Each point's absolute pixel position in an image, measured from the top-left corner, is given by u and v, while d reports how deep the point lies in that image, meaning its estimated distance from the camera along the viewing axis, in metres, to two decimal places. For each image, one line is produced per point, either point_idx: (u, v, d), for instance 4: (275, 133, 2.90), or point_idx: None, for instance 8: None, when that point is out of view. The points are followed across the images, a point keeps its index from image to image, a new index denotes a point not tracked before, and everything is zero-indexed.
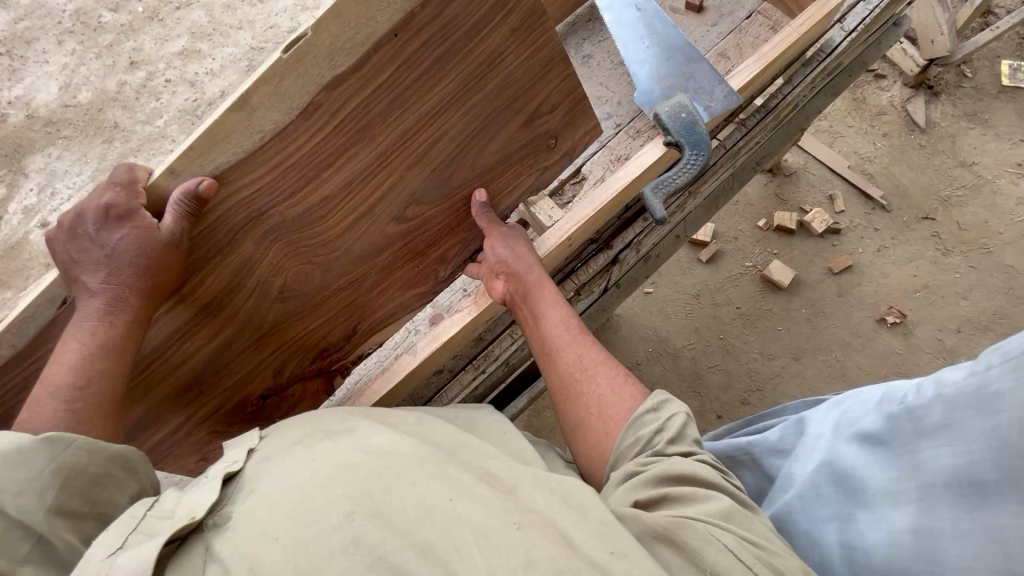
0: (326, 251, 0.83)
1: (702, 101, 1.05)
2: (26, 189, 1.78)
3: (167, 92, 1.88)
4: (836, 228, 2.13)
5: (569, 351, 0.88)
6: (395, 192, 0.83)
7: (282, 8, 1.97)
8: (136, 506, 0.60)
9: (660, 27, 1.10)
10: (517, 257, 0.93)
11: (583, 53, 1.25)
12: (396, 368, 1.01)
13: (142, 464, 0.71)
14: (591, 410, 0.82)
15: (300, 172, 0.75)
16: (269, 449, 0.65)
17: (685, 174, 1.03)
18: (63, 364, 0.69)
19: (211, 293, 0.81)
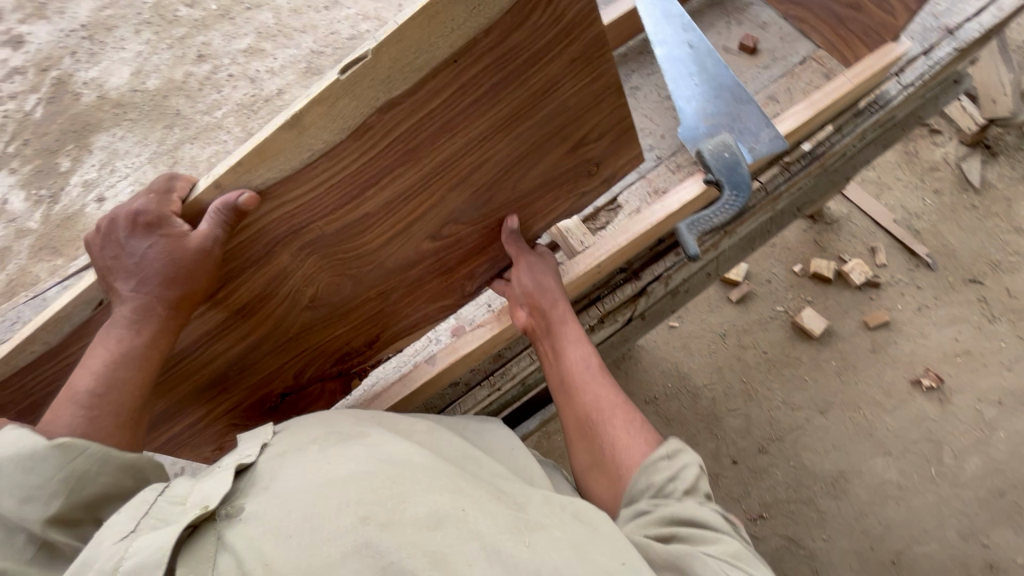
0: (358, 265, 0.85)
1: (746, 143, 1.05)
2: (89, 164, 1.89)
3: (228, 85, 1.97)
4: (875, 282, 2.06)
5: (586, 387, 0.87)
6: (431, 214, 0.84)
7: (345, 16, 2.05)
8: (149, 490, 0.62)
9: (711, 66, 1.10)
10: (542, 288, 0.94)
11: (631, 84, 1.26)
12: (414, 376, 1.02)
13: (152, 472, 0.76)
14: (602, 448, 0.82)
15: (342, 193, 0.76)
16: (280, 447, 0.66)
17: (722, 214, 1.03)
18: (91, 370, 0.72)
19: (245, 299, 0.83)
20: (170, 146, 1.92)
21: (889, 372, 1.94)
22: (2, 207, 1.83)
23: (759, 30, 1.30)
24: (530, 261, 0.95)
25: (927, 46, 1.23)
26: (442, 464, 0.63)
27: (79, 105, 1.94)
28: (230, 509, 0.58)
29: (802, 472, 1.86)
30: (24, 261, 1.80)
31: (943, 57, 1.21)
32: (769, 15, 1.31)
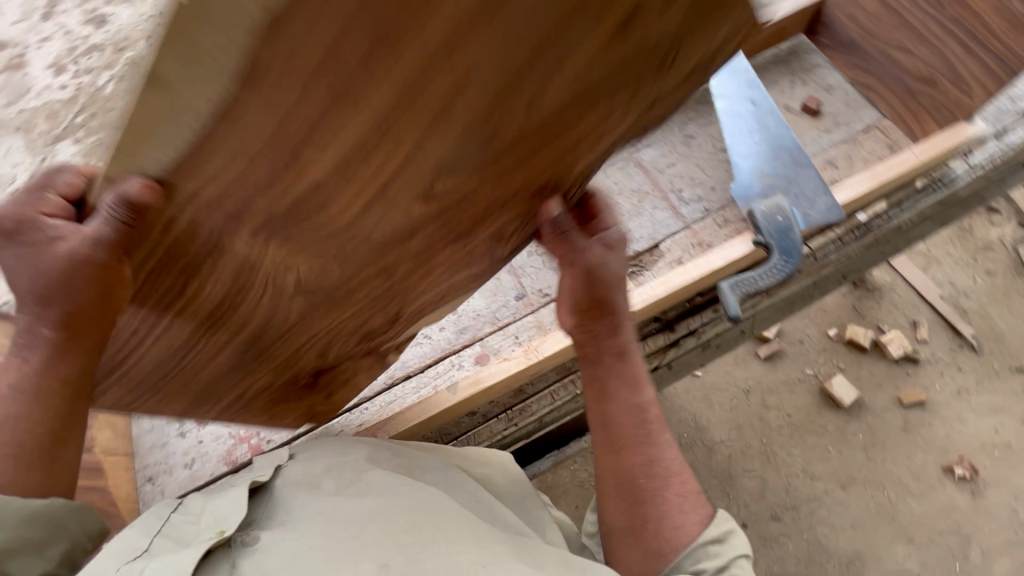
0: (346, 249, 0.60)
1: (801, 208, 1.03)
2: None
3: None
4: (913, 358, 1.97)
5: (638, 438, 0.82)
6: (440, 192, 0.53)
7: None
8: (162, 505, 0.62)
9: (773, 126, 1.10)
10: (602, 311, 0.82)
11: (686, 130, 1.24)
12: (433, 402, 1.02)
13: (74, 517, 0.64)
14: (646, 509, 0.80)
15: (269, 177, 0.44)
16: (295, 471, 0.66)
17: (769, 278, 0.99)
18: None
19: (212, 301, 0.63)
20: None
21: (921, 455, 1.85)
22: None
23: (824, 93, 1.27)
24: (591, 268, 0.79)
25: (999, 128, 1.19)
26: (463, 512, 0.62)
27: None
28: (253, 534, 0.57)
29: (815, 547, 1.77)
30: None
31: (1016, 142, 1.17)
32: (836, 79, 1.28)
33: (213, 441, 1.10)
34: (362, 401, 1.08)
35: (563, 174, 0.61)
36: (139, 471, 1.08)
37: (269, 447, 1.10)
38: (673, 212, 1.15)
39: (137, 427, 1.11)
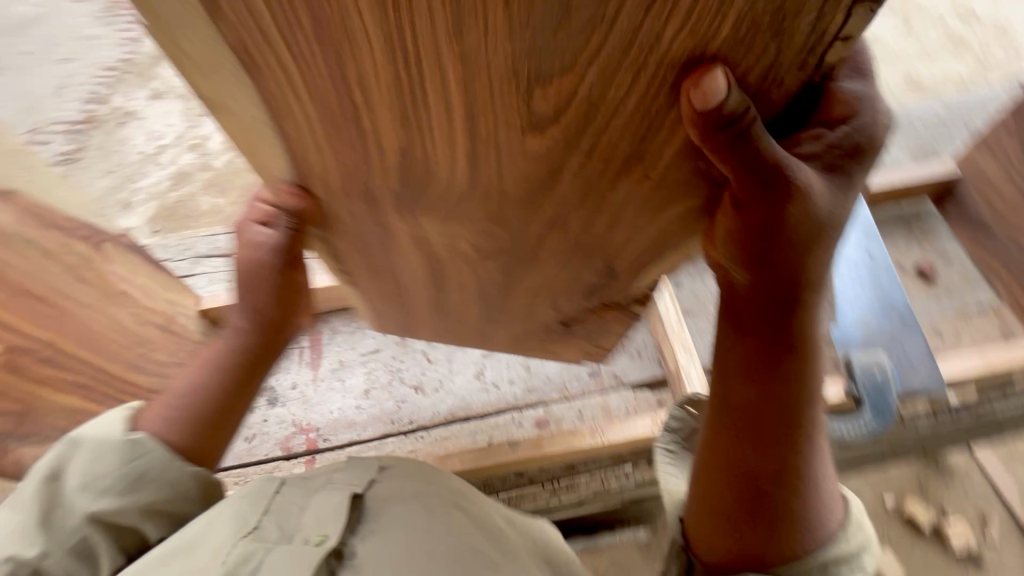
0: (513, 181, 0.50)
1: (901, 372, 1.02)
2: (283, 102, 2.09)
3: None
4: (976, 558, 1.39)
5: (791, 440, 0.59)
6: (602, 126, 0.42)
7: None
8: (271, 485, 0.68)
9: (886, 283, 1.10)
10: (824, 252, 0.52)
11: None
12: (493, 451, 1.06)
13: (205, 491, 0.72)
14: (765, 511, 0.62)
15: (359, 144, 0.48)
16: (393, 487, 0.69)
17: (854, 433, 0.97)
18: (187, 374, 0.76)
19: (405, 261, 0.70)
20: None
21: None
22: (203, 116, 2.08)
23: (941, 260, 1.27)
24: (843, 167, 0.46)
25: None
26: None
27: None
28: (353, 544, 0.62)
29: None
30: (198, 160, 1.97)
31: None
32: (955, 251, 1.28)
33: (277, 424, 1.16)
34: (420, 429, 1.13)
35: (791, 41, 0.34)
36: None
37: (323, 446, 1.14)
38: None
39: None
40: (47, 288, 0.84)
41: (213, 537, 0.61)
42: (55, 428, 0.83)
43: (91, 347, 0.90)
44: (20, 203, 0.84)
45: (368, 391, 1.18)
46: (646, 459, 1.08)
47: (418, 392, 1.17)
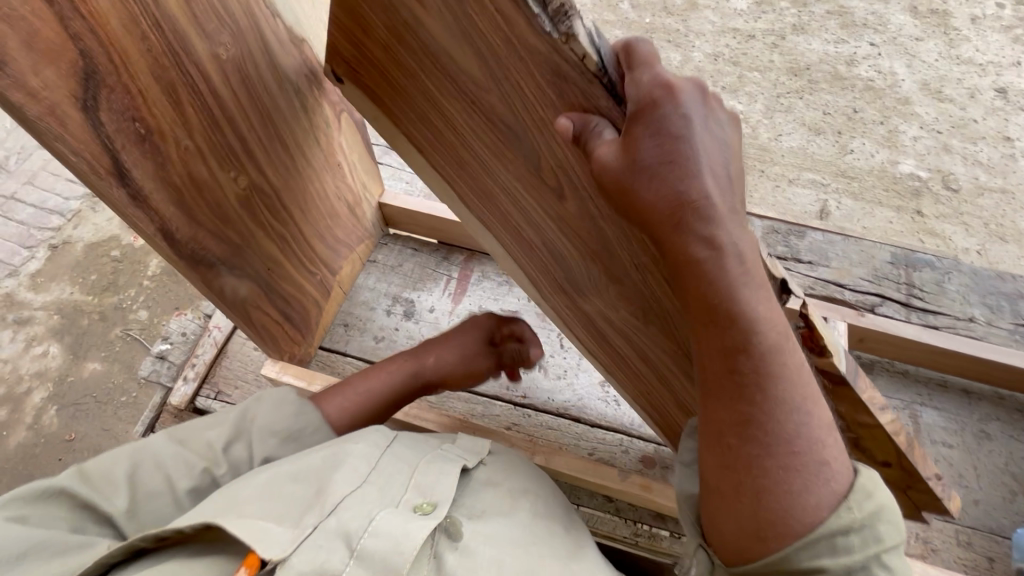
0: (576, 205, 0.66)
1: None
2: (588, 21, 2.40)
3: (722, 25, 2.33)
4: None
5: (734, 398, 0.57)
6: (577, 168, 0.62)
7: (861, 47, 2.22)
8: (394, 440, 0.77)
9: None
10: (729, 201, 0.53)
11: (983, 429, 1.13)
12: (600, 469, 0.98)
13: None
14: (750, 484, 0.58)
15: (490, 198, 0.79)
16: (494, 473, 0.79)
17: None
18: (357, 386, 0.96)
19: (573, 312, 0.89)
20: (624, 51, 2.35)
21: None
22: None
23: None
24: (673, 126, 0.51)
25: None
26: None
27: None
28: (456, 526, 0.69)
29: None
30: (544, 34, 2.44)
31: None
32: None
33: (405, 338, 1.19)
34: (530, 407, 1.11)
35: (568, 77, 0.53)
36: (341, 314, 1.21)
37: None
38: None
39: (363, 279, 1.24)
40: (296, 141, 0.88)
41: (332, 475, 0.70)
42: (255, 268, 0.88)
43: (301, 206, 0.94)
44: (308, 55, 0.85)
45: None
46: None
47: (540, 371, 1.15)
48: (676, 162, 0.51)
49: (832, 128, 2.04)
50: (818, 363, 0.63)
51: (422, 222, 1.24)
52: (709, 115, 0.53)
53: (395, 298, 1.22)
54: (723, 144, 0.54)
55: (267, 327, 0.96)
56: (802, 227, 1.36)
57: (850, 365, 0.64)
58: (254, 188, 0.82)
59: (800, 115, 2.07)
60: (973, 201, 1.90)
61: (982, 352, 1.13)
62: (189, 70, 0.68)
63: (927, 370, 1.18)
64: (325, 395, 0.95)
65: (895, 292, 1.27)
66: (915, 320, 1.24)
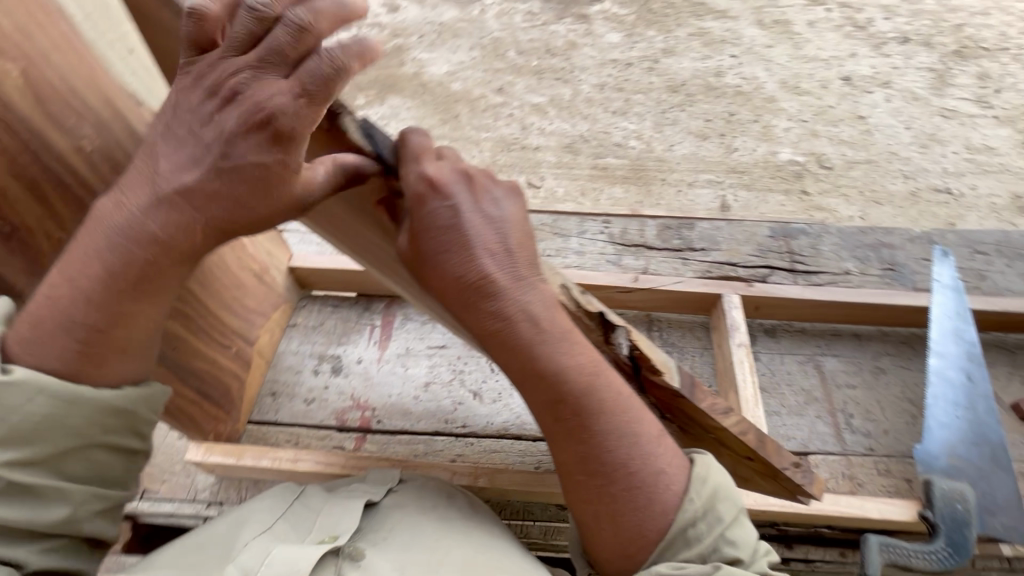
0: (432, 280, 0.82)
1: (985, 510, 0.95)
2: (493, 77, 2.77)
3: (605, 58, 2.74)
4: None
5: (573, 441, 0.74)
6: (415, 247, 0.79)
7: (724, 60, 2.65)
8: (299, 491, 0.84)
9: (982, 411, 1.05)
10: (510, 274, 0.73)
11: (877, 364, 1.25)
12: (543, 479, 0.99)
13: (141, 404, 0.77)
14: (606, 505, 0.74)
15: (382, 264, 0.95)
16: (403, 497, 0.84)
17: (925, 561, 0.88)
18: (85, 292, 0.71)
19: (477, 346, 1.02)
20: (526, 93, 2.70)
21: None
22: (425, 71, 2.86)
23: None
24: (452, 219, 0.71)
25: None
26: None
27: (403, 64, 2.91)
28: (352, 548, 0.74)
29: None
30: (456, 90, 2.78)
31: None
32: None
33: (336, 394, 1.18)
34: (470, 435, 1.13)
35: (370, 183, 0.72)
36: (268, 383, 1.19)
37: (376, 427, 1.14)
38: (835, 433, 1.15)
39: (285, 344, 1.24)
40: None
41: (238, 533, 0.76)
42: None
43: (204, 284, 0.95)
44: None
45: (428, 384, 1.20)
46: None
47: (476, 398, 1.18)
48: (455, 249, 0.71)
49: (716, 132, 2.39)
50: (656, 379, 0.77)
51: (336, 278, 1.28)
52: (477, 203, 0.73)
53: (320, 356, 1.22)
54: (494, 221, 0.74)
55: (186, 411, 0.96)
56: (690, 220, 1.50)
57: (686, 379, 0.77)
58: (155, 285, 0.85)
59: (686, 126, 2.43)
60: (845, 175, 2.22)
61: (858, 296, 1.27)
62: (53, 165, 0.70)
63: (819, 323, 1.30)
64: (43, 327, 0.70)
65: (780, 261, 1.41)
66: (801, 282, 1.38)
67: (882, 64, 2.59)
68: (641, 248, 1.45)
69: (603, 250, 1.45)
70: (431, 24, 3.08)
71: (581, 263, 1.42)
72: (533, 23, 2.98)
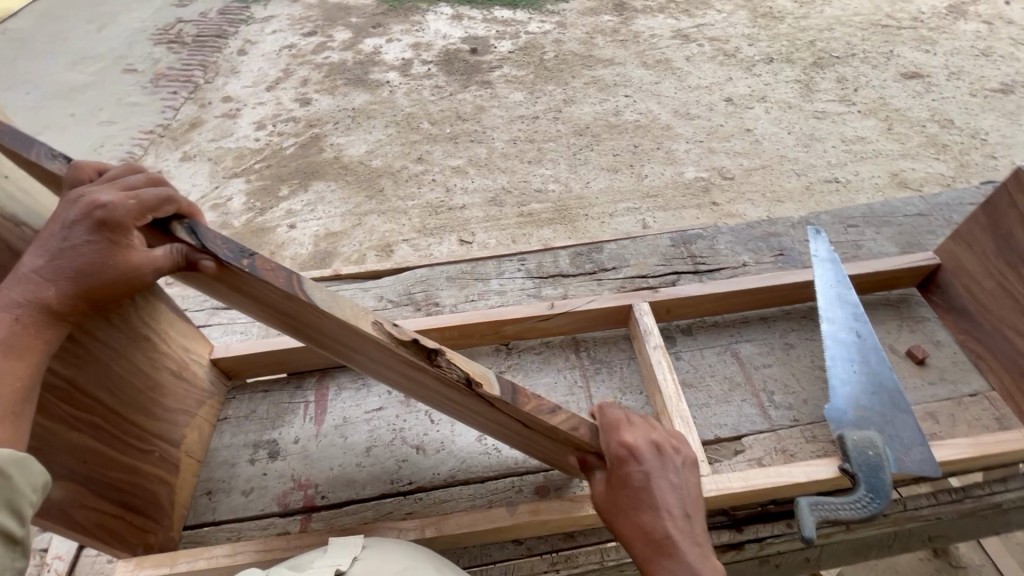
0: (308, 331, 0.86)
1: (895, 450, 1.02)
2: (417, 148, 3.19)
3: (520, 108, 3.38)
4: None
5: None
6: (279, 310, 0.81)
7: (621, 106, 3.35)
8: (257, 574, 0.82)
9: (875, 362, 1.16)
10: (686, 533, 0.78)
11: (786, 340, 1.35)
12: (492, 516, 0.99)
13: (16, 468, 0.68)
14: None
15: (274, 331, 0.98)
16: (370, 563, 0.85)
17: (851, 509, 0.94)
18: None
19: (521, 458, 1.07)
20: (450, 155, 3.15)
21: None
22: (346, 152, 3.20)
23: (931, 346, 1.30)
24: (293, 301, 0.73)
25: None
26: None
27: (322, 151, 3.22)
28: None
29: None
30: (387, 161, 3.13)
31: None
32: (944, 337, 1.31)
33: (275, 478, 1.15)
34: (419, 490, 1.12)
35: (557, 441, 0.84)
36: (203, 482, 1.15)
37: (320, 504, 1.12)
38: (761, 410, 1.23)
39: (217, 441, 1.20)
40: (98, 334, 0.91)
41: None
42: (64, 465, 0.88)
43: (113, 389, 0.94)
44: None
45: (370, 448, 1.19)
46: None
47: (419, 452, 1.18)
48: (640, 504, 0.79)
49: (626, 164, 3.01)
50: (478, 393, 0.75)
51: (261, 360, 1.25)
52: (662, 468, 0.81)
53: (255, 444, 1.20)
54: (676, 487, 0.81)
55: (106, 525, 0.91)
56: (598, 244, 1.61)
57: (506, 386, 0.75)
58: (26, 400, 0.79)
59: (599, 164, 3.02)
60: (746, 181, 2.92)
61: (762, 282, 1.36)
62: None
63: (729, 314, 1.41)
64: None
65: (684, 265, 1.53)
66: (705, 279, 1.50)
67: (731, 106, 3.35)
68: (557, 277, 1.53)
69: (523, 286, 1.52)
70: (343, 111, 3.45)
71: (503, 302, 1.48)
72: (440, 95, 3.52)
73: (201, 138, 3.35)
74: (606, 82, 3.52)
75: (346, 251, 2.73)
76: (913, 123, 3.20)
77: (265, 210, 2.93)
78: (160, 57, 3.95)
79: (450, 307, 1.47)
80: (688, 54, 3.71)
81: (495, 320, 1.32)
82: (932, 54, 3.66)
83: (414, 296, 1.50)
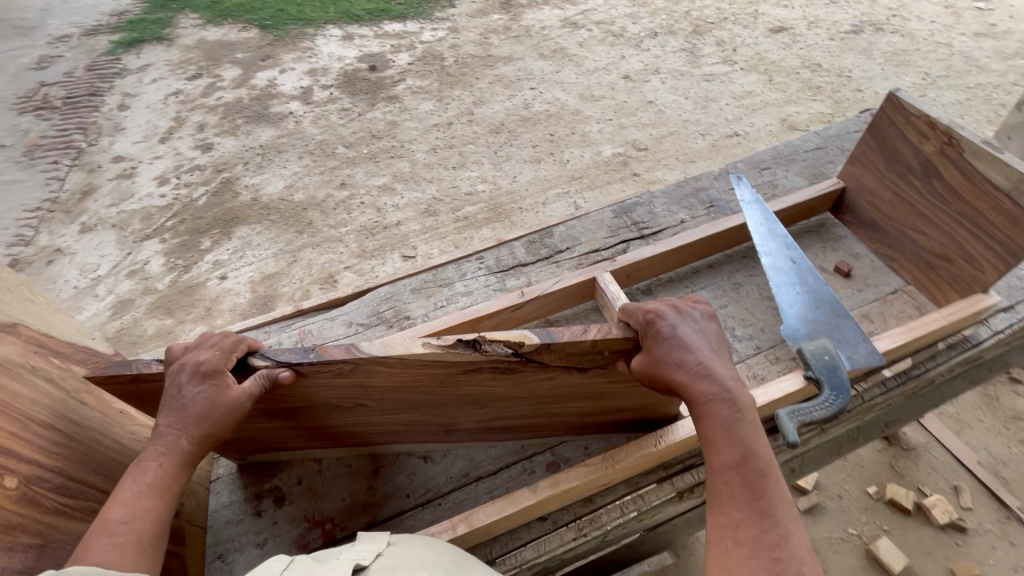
0: (368, 402, 0.95)
1: (846, 351, 1.17)
2: (339, 173, 3.14)
3: (433, 116, 3.41)
4: None
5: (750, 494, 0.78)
6: (346, 391, 0.90)
7: (528, 99, 3.46)
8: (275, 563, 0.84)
9: (812, 280, 1.31)
10: (726, 371, 0.88)
11: (735, 279, 1.49)
12: (513, 500, 1.03)
13: None
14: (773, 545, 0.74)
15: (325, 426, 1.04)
16: (394, 557, 0.86)
17: (822, 409, 1.07)
18: (118, 502, 0.74)
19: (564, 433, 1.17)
20: (374, 173, 3.13)
21: None
22: (264, 191, 3.09)
23: (852, 258, 1.47)
24: (359, 367, 0.82)
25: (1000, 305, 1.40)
26: None
27: (239, 194, 3.08)
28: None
29: None
30: (311, 192, 3.06)
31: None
32: (860, 249, 1.50)
33: (288, 524, 1.12)
34: (436, 497, 1.14)
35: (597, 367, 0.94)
36: (211, 547, 1.10)
37: (341, 535, 1.11)
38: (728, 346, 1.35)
39: (215, 502, 1.16)
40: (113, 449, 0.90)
41: None
42: None
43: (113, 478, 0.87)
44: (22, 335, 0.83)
45: (377, 469, 1.19)
46: (657, 478, 1.13)
47: (427, 460, 1.20)
48: (679, 351, 0.87)
49: (546, 153, 3.13)
50: (525, 350, 0.86)
51: None
52: (685, 320, 0.92)
53: (259, 496, 1.16)
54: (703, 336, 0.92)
55: None
56: (547, 229, 1.68)
57: (541, 332, 0.86)
58: (57, 472, 0.78)
59: (523, 157, 3.12)
60: (659, 150, 3.11)
61: (703, 232, 1.48)
62: None
63: (680, 268, 1.52)
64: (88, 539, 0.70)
65: (630, 233, 1.63)
66: (652, 242, 1.61)
67: (630, 81, 3.55)
68: (518, 267, 1.59)
69: (487, 282, 1.56)
70: (252, 150, 3.32)
71: (472, 301, 1.51)
72: (349, 118, 3.47)
73: (98, 205, 3.10)
74: (510, 78, 3.62)
75: (288, 290, 2.64)
76: (789, 72, 3.54)
77: (189, 266, 2.79)
78: (29, 127, 3.60)
79: (421, 317, 1.49)
80: (580, 40, 3.89)
81: (471, 320, 1.36)
82: (791, 8, 4.05)
83: (383, 314, 1.50)
